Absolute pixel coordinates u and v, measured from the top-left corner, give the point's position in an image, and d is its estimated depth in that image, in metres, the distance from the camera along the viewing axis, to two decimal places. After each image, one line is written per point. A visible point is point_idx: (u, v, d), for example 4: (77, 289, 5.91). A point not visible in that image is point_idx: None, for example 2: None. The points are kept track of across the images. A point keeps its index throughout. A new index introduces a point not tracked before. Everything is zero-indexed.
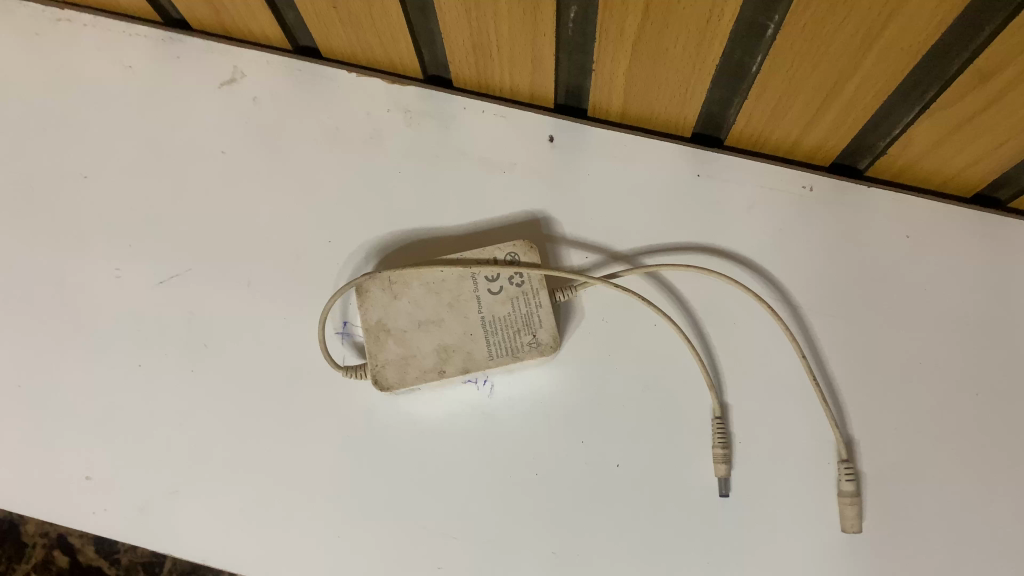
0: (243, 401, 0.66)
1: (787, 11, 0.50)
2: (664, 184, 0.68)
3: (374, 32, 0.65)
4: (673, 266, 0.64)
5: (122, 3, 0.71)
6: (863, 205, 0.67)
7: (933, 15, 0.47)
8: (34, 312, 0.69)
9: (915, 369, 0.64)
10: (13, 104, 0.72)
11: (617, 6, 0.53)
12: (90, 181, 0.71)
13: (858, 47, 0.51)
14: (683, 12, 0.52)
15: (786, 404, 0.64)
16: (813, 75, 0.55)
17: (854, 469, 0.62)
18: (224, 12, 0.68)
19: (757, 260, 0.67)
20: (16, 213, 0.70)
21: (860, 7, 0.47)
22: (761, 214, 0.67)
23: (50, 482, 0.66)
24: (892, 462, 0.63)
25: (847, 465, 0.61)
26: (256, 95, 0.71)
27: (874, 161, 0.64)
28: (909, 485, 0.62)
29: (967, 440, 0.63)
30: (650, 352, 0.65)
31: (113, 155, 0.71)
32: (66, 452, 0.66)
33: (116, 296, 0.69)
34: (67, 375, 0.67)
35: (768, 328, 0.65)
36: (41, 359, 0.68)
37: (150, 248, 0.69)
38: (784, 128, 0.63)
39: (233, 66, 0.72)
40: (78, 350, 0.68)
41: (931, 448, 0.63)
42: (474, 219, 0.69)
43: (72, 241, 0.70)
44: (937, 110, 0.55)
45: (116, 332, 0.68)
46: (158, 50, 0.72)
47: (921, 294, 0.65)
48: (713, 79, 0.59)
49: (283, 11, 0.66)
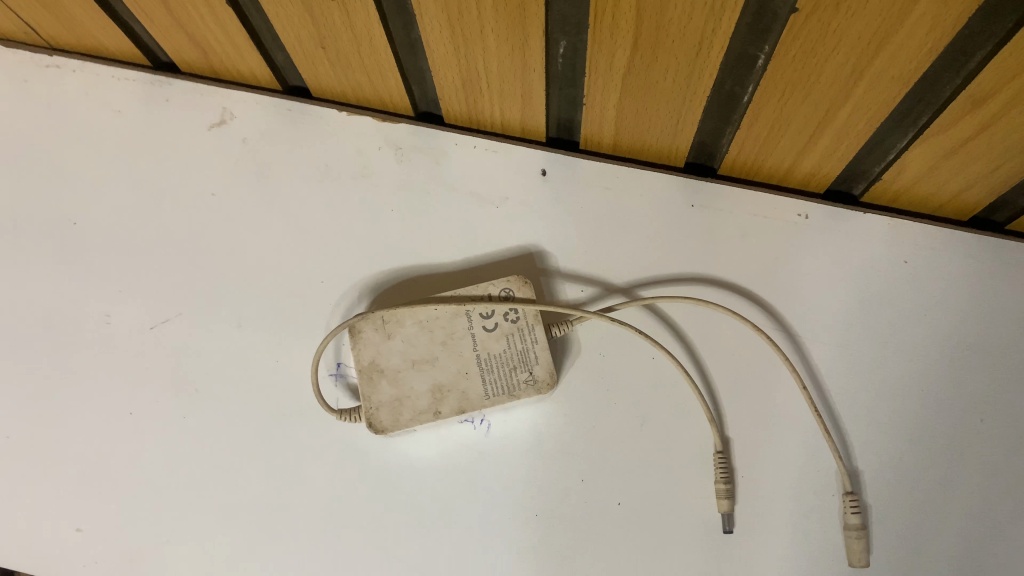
0: (234, 446, 0.65)
1: (777, 41, 0.50)
2: (658, 215, 0.68)
3: (362, 71, 0.65)
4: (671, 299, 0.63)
5: (110, 47, 0.70)
6: (860, 232, 0.66)
7: (923, 43, 0.47)
8: (23, 357, 0.67)
9: (918, 397, 0.63)
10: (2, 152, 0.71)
11: (607, 39, 0.53)
12: (78, 225, 0.70)
13: (848, 75, 0.51)
14: (672, 45, 0.52)
15: (788, 436, 0.63)
16: (804, 104, 0.54)
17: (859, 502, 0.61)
18: (211, 53, 0.68)
19: (754, 290, 0.66)
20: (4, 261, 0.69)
21: (849, 37, 0.47)
22: (756, 243, 0.67)
23: (37, 534, 0.64)
24: (898, 492, 0.62)
25: (852, 497, 0.60)
26: (246, 136, 0.71)
27: (869, 187, 0.64)
28: (917, 515, 0.61)
29: (975, 467, 0.62)
30: (648, 385, 0.64)
31: (101, 201, 0.70)
32: (55, 503, 0.65)
33: (107, 341, 0.67)
34: (56, 422, 0.66)
35: (768, 359, 0.64)
36: (30, 404, 0.66)
37: (139, 292, 0.68)
38: (777, 157, 0.62)
39: (221, 107, 0.72)
40: (68, 397, 0.66)
41: (938, 476, 0.62)
42: (466, 255, 0.68)
43: (62, 286, 0.69)
44: (931, 135, 0.55)
45: (105, 378, 0.67)
46: (147, 94, 0.72)
47: (921, 321, 0.65)
48: (704, 109, 0.59)
49: (271, 51, 0.66)
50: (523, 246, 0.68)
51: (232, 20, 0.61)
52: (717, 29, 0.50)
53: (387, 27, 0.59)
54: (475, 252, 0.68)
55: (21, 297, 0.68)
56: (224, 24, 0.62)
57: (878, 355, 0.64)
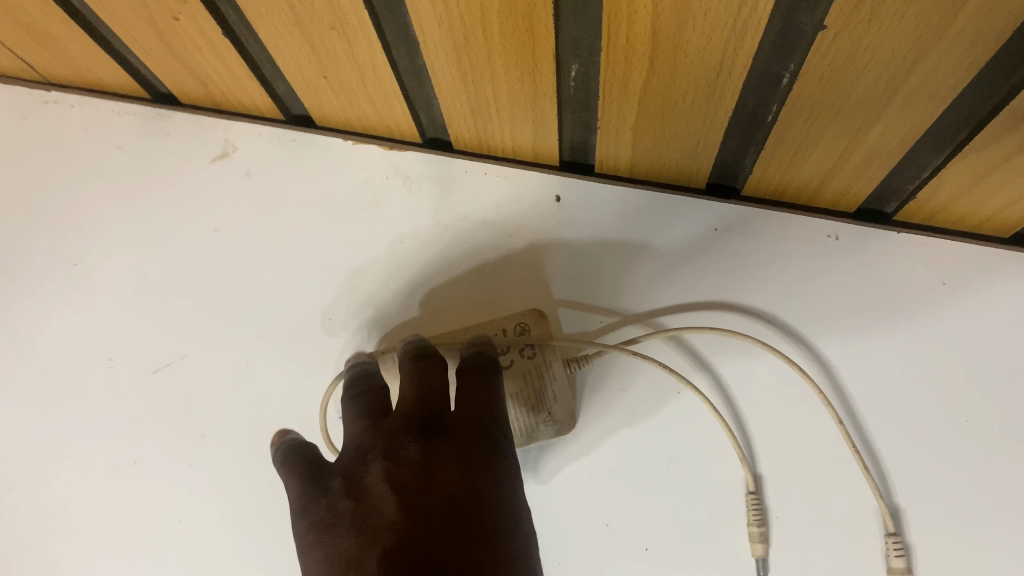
0: (245, 493, 0.64)
1: (803, 60, 0.47)
2: (680, 241, 0.64)
3: (367, 98, 0.62)
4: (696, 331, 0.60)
5: (108, 81, 0.69)
6: (893, 252, 0.62)
7: (962, 60, 0.43)
8: (28, 403, 0.66)
9: (961, 429, 0.59)
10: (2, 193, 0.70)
11: (621, 63, 0.50)
12: (77, 265, 0.68)
13: (881, 93, 0.47)
14: (690, 66, 0.49)
15: (823, 472, 0.59)
16: (833, 123, 0.51)
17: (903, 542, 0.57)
18: (211, 83, 0.65)
19: (783, 318, 0.63)
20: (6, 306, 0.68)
21: (882, 54, 0.44)
22: (784, 267, 0.63)
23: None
24: (942, 532, 0.58)
25: (895, 538, 0.56)
26: (250, 167, 0.69)
27: (902, 207, 0.60)
28: (961, 556, 0.57)
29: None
30: (673, 420, 0.61)
31: (100, 241, 0.68)
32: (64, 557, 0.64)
33: (111, 384, 0.66)
34: (69, 466, 0.65)
35: (800, 391, 0.61)
36: (42, 451, 0.66)
37: (141, 335, 0.66)
38: (805, 177, 0.59)
39: (224, 139, 0.70)
40: (77, 441, 0.65)
41: (983, 514, 0.58)
42: (479, 288, 0.65)
43: (65, 328, 0.67)
44: (969, 153, 0.51)
45: (112, 422, 0.65)
46: (147, 128, 0.70)
47: (963, 346, 0.60)
48: (726, 131, 0.56)
49: (273, 81, 0.64)
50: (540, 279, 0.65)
51: (230, 50, 0.59)
52: (739, 49, 0.47)
53: (391, 54, 0.56)
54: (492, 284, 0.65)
55: (25, 341, 0.67)
56: (222, 54, 0.60)
57: (917, 383, 0.61)
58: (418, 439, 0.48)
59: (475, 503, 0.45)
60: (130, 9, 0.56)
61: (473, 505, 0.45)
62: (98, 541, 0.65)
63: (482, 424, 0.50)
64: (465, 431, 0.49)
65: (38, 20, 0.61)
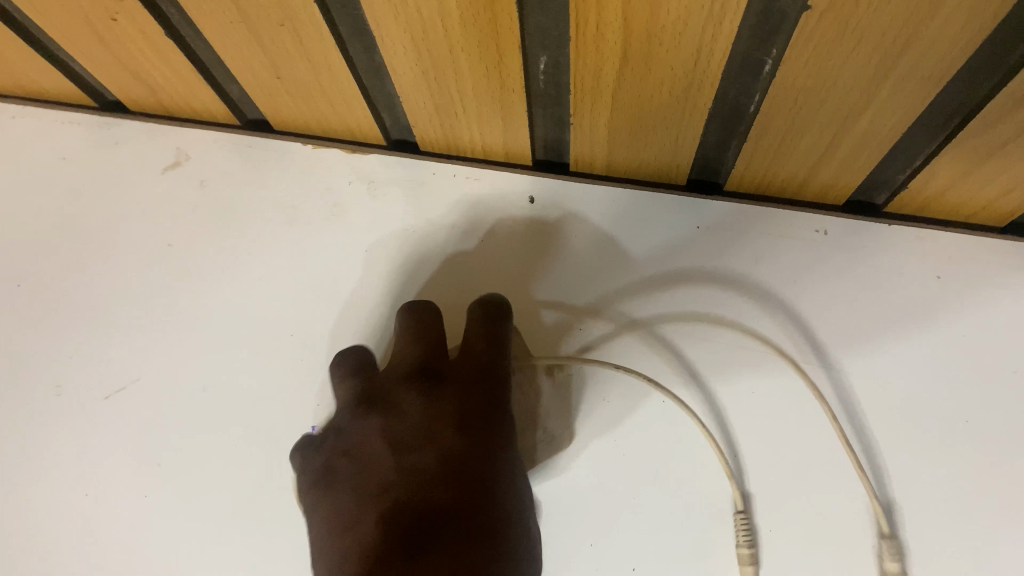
0: (201, 524, 0.60)
1: (786, 45, 0.43)
2: (661, 242, 0.61)
3: (324, 99, 0.58)
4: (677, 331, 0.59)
5: (52, 90, 0.65)
6: (885, 245, 0.59)
7: (956, 40, 0.40)
8: None
9: (962, 431, 0.56)
10: None
11: (592, 55, 0.47)
12: (26, 287, 0.64)
13: (870, 78, 0.44)
14: (665, 55, 0.46)
15: (816, 480, 0.56)
16: (819, 112, 0.48)
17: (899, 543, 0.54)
18: (158, 88, 0.62)
19: (771, 318, 0.59)
20: None
21: (870, 38, 0.41)
22: (771, 264, 0.60)
23: None
24: (945, 542, 0.54)
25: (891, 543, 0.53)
26: (204, 177, 0.65)
27: (892, 197, 0.58)
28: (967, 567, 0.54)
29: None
30: (657, 430, 0.58)
31: (47, 261, 0.65)
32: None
33: (64, 412, 0.62)
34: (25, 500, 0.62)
35: (790, 395, 0.58)
36: None
37: (93, 358, 0.63)
38: (791, 169, 0.56)
39: (176, 147, 0.66)
40: (32, 474, 0.62)
41: (988, 521, 0.54)
42: (450, 298, 0.62)
43: (16, 354, 0.64)
44: (963, 139, 0.48)
45: (67, 452, 0.62)
46: (95, 137, 0.67)
47: (962, 342, 0.57)
48: (706, 123, 0.53)
49: (225, 84, 0.60)
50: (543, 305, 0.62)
51: (174, 51, 0.55)
52: (717, 35, 0.43)
53: (346, 51, 0.52)
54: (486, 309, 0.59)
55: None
56: (167, 56, 0.56)
57: (914, 384, 0.57)
58: (419, 393, 0.49)
59: (474, 455, 0.45)
60: (62, 9, 0.52)
61: (471, 457, 0.45)
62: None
63: (483, 375, 0.51)
64: (467, 382, 0.50)
65: None
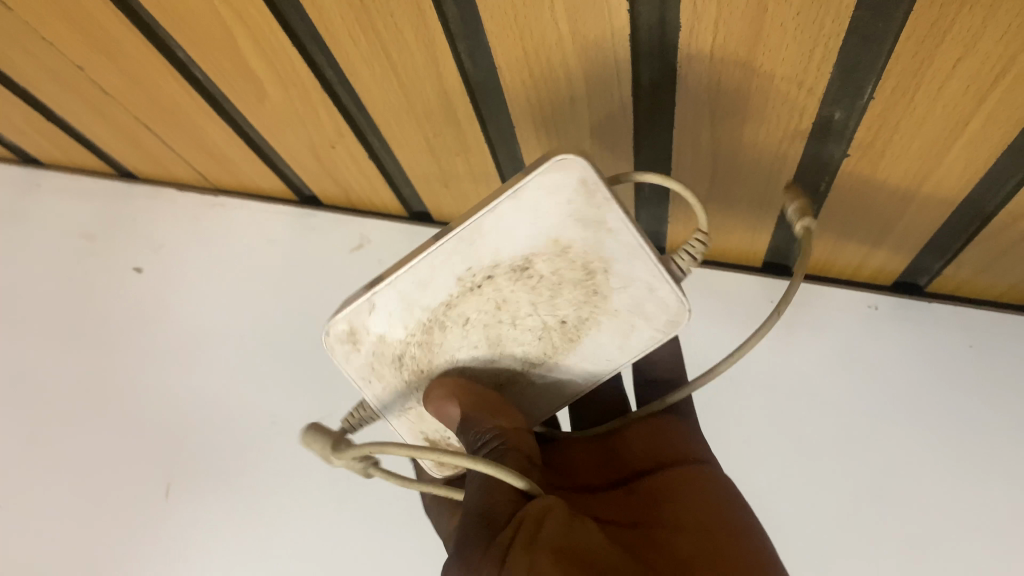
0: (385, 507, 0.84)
1: (833, 176, 0.58)
2: (739, 306, 0.78)
3: (478, 202, 0.77)
4: (719, 217, 0.69)
5: (268, 187, 0.87)
6: (926, 317, 0.74)
7: (962, 174, 0.54)
8: (219, 436, 0.87)
9: (982, 474, 0.70)
10: (193, 275, 0.92)
11: (689, 181, 0.63)
12: (253, 333, 0.89)
13: (901, 198, 0.58)
14: (743, 182, 0.62)
15: (849, 494, 0.73)
16: (863, 219, 0.63)
17: (919, 425, 0.73)
18: (349, 189, 0.82)
19: (824, 376, 0.76)
20: (204, 363, 0.89)
21: (896, 173, 0.55)
22: (831, 331, 0.76)
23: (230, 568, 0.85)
24: (957, 550, 0.69)
25: (924, 457, 0.72)
26: (380, 257, 0.86)
27: (932, 280, 0.71)
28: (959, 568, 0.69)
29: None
30: (725, 444, 0.78)
31: (267, 315, 0.89)
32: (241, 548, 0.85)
33: (284, 428, 0.86)
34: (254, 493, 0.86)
35: (835, 434, 0.75)
36: (230, 464, 0.87)
37: (304, 385, 0.87)
38: (846, 259, 0.71)
39: (360, 233, 0.88)
40: (262, 475, 0.86)
41: (992, 537, 0.68)
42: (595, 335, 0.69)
43: (250, 379, 0.88)
44: (979, 241, 0.61)
45: (289, 456, 0.86)
46: (298, 225, 0.90)
47: (984, 402, 0.71)
48: (774, 228, 0.69)
49: (401, 188, 0.79)
50: (374, 381, 0.52)
51: (371, 166, 0.74)
52: (782, 170, 0.59)
53: (501, 170, 0.70)
54: (403, 294, 0.46)
55: (216, 397, 0.88)
56: (365, 170, 0.76)
57: (944, 435, 0.72)
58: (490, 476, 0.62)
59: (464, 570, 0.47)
60: (297, 141, 0.72)
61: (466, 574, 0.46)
62: (259, 533, 0.85)
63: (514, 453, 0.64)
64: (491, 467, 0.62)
65: (220, 146, 0.78)
